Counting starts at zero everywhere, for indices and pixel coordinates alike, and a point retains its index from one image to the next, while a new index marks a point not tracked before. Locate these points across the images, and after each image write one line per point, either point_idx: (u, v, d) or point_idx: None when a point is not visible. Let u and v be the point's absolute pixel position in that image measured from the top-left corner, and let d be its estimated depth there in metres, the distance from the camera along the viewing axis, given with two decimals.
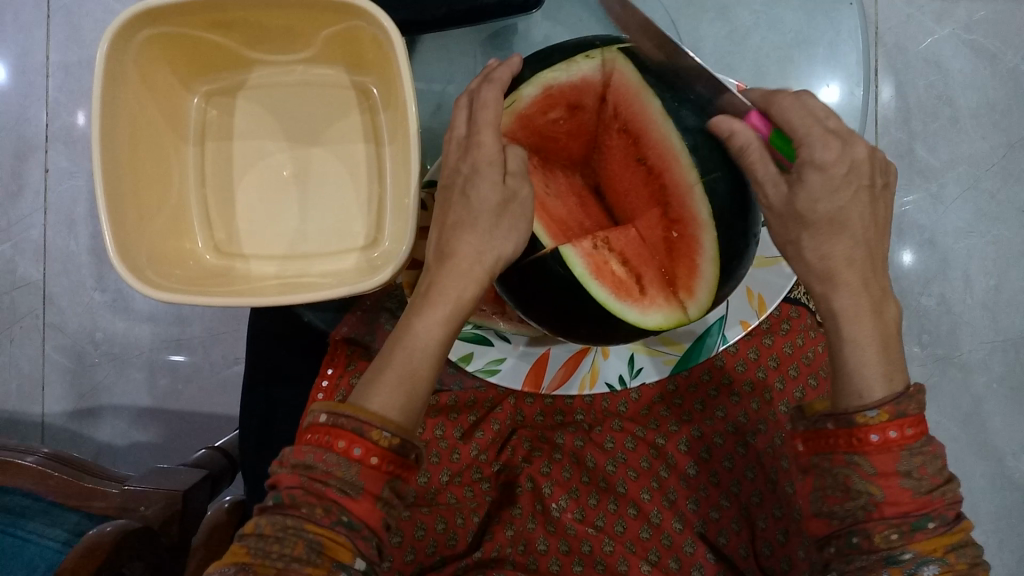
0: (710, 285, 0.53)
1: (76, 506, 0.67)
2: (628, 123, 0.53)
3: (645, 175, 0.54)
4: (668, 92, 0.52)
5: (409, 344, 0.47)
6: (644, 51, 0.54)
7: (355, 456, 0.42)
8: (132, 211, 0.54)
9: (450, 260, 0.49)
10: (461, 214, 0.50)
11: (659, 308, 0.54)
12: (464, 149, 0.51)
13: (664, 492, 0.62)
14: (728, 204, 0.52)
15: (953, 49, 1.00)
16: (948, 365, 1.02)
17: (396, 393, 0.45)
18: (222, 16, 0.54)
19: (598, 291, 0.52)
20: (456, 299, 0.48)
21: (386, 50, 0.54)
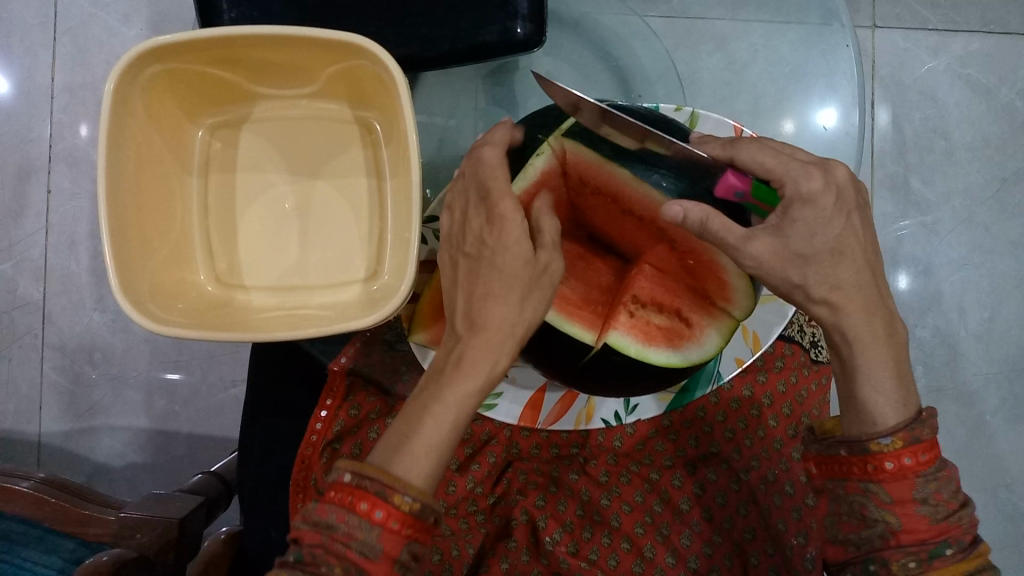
0: (744, 292, 0.56)
1: (76, 533, 0.68)
2: (601, 187, 0.56)
3: (639, 222, 0.57)
4: (623, 153, 0.55)
5: (439, 411, 0.45)
6: (581, 124, 0.55)
7: (377, 519, 0.41)
8: (135, 244, 0.54)
9: (480, 331, 0.48)
10: (490, 283, 0.49)
11: (711, 326, 0.57)
12: (486, 219, 0.51)
13: (657, 526, 0.62)
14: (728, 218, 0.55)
15: (948, 84, 1.02)
16: (944, 396, 1.03)
17: (424, 458, 0.44)
18: (230, 53, 0.55)
19: (659, 356, 0.55)
20: (487, 370, 0.47)
21: (389, 88, 0.55)
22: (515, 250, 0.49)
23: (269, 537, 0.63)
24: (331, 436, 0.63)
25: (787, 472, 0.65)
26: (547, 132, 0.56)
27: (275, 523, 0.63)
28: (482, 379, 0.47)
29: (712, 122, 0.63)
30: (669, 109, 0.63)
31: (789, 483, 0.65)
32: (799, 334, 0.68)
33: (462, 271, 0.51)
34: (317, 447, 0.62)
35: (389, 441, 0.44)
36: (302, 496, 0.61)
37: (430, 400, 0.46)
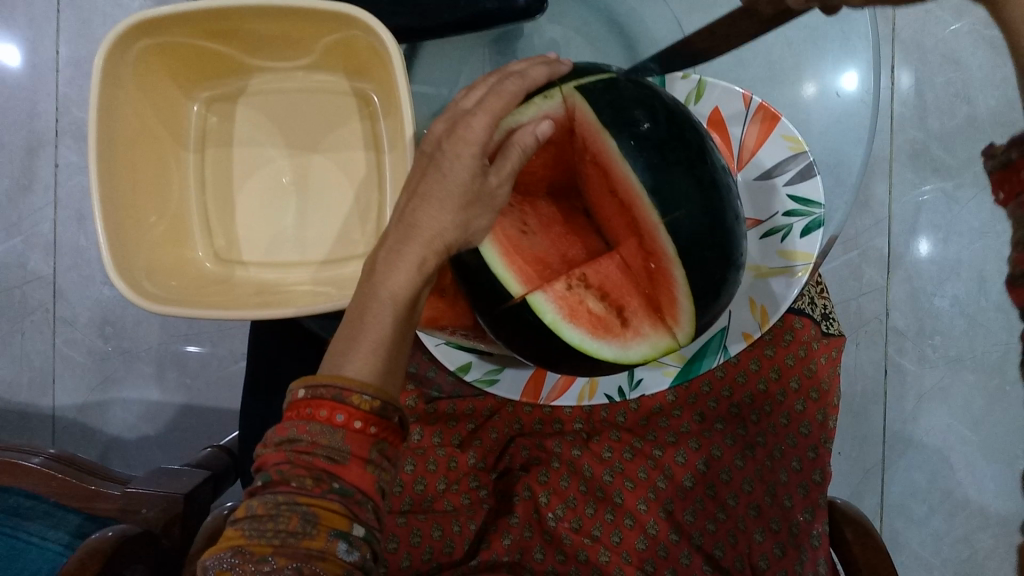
0: (690, 316, 0.49)
1: (82, 508, 0.69)
2: (594, 156, 0.49)
3: (619, 205, 0.50)
4: (625, 129, 0.47)
5: (376, 309, 0.41)
6: (601, 86, 0.49)
7: (338, 423, 0.39)
8: (130, 222, 0.54)
9: (408, 231, 0.44)
10: (430, 187, 0.45)
11: (645, 340, 0.51)
12: (450, 124, 0.46)
13: (660, 503, 0.62)
14: (700, 235, 0.47)
15: (972, 46, 0.98)
16: (961, 366, 1.01)
17: (372, 355, 0.41)
18: (219, 26, 0.54)
19: (571, 335, 0.50)
20: (418, 268, 0.43)
21: (383, 59, 0.54)
22: (465, 163, 0.45)
23: None
24: None
25: (795, 448, 0.63)
26: (564, 78, 0.50)
27: None
28: (402, 286, 0.42)
29: (720, 91, 0.61)
30: (675, 77, 0.61)
31: (796, 459, 0.63)
32: (809, 306, 0.66)
33: (416, 165, 0.47)
34: None
35: (339, 337, 0.42)
36: None
37: (369, 293, 0.42)
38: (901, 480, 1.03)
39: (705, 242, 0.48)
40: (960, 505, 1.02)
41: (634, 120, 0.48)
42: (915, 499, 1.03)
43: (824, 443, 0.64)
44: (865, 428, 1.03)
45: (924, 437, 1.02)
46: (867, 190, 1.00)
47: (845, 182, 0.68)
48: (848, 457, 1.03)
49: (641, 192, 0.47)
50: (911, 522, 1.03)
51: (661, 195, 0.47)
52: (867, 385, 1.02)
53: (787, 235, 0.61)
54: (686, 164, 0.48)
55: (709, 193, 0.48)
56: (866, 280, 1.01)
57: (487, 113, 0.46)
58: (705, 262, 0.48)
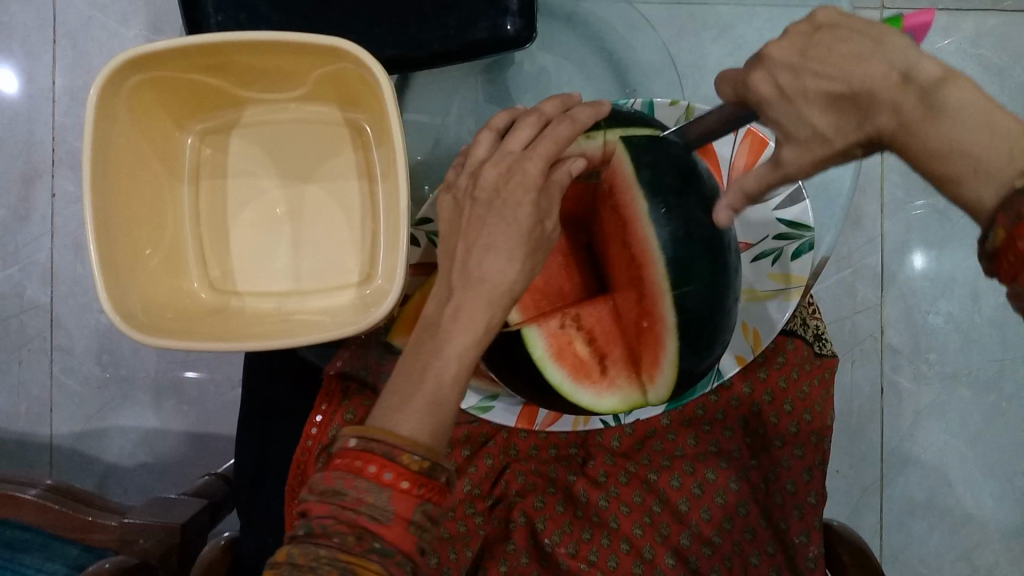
0: (669, 384, 0.52)
1: (79, 539, 0.69)
2: (618, 206, 0.50)
3: (628, 258, 0.51)
4: (661, 188, 0.48)
5: (438, 368, 0.41)
6: (646, 140, 0.50)
7: (386, 481, 0.39)
8: (125, 256, 0.54)
9: (477, 285, 0.43)
10: (495, 236, 0.44)
11: (620, 392, 0.54)
12: (504, 170, 0.46)
13: (656, 527, 0.62)
14: (698, 312, 0.49)
15: (960, 64, 0.98)
16: (958, 383, 1.01)
17: (427, 415, 0.40)
18: (215, 60, 0.54)
19: (553, 373, 0.52)
20: (486, 326, 0.43)
21: (373, 88, 0.54)
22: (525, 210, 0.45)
23: (265, 544, 0.62)
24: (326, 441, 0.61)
25: (790, 470, 0.64)
26: (610, 124, 0.51)
27: (270, 529, 0.62)
28: (475, 338, 0.43)
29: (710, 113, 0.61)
30: (663, 103, 0.61)
31: (792, 481, 0.64)
32: (802, 327, 0.67)
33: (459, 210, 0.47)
34: (313, 453, 0.61)
35: (393, 392, 0.41)
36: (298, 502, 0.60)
37: (428, 353, 0.42)
38: (900, 498, 1.02)
39: (701, 320, 0.50)
40: (960, 522, 1.02)
41: (669, 182, 0.48)
42: (915, 517, 1.02)
43: (818, 464, 0.64)
44: (863, 446, 1.02)
45: (922, 454, 1.02)
46: (858, 209, 1.01)
47: (834, 209, 0.68)
48: (846, 475, 1.03)
49: (656, 256, 0.48)
50: (911, 540, 1.03)
51: (674, 267, 0.48)
52: (864, 403, 1.02)
53: (778, 258, 0.62)
54: (705, 236, 0.49)
55: (716, 270, 0.49)
56: (860, 298, 1.01)
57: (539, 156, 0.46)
58: (694, 336, 0.50)
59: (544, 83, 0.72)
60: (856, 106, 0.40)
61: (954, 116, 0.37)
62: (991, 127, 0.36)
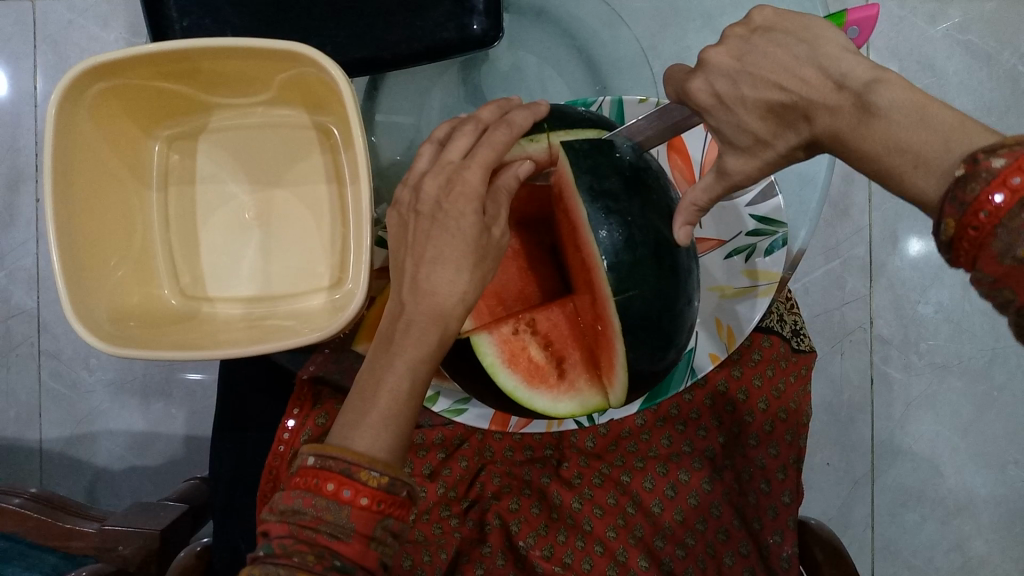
0: (624, 388, 0.51)
1: (57, 546, 0.69)
2: (567, 210, 0.50)
3: (579, 262, 0.51)
4: (604, 191, 0.48)
5: (392, 384, 0.41)
6: (589, 144, 0.49)
7: (345, 499, 0.38)
8: (91, 266, 0.54)
9: (425, 297, 0.44)
10: (440, 247, 0.45)
11: (577, 398, 0.53)
12: (444, 181, 0.46)
13: (630, 529, 0.62)
14: (647, 316, 0.48)
15: (947, 51, 0.97)
16: (948, 373, 1.01)
17: (384, 431, 0.40)
18: (177, 66, 0.54)
19: (505, 379, 0.52)
20: (438, 337, 0.43)
21: (335, 92, 0.54)
22: (469, 220, 0.45)
23: (238, 549, 0.62)
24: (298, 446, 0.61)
25: (764, 469, 0.64)
26: (553, 126, 0.51)
27: (245, 534, 0.62)
28: (427, 350, 0.43)
29: None
30: (633, 101, 0.61)
31: (766, 481, 0.64)
32: (779, 323, 0.67)
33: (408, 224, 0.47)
34: (285, 458, 0.61)
35: (352, 406, 0.41)
36: None
37: (382, 366, 0.42)
38: (892, 489, 1.02)
39: (651, 324, 0.49)
40: (952, 512, 1.02)
41: (611, 185, 0.48)
42: (907, 508, 1.02)
43: (794, 463, 0.65)
44: (853, 437, 1.02)
45: (913, 445, 1.02)
46: (845, 198, 1.00)
47: (810, 200, 0.67)
48: (837, 467, 1.02)
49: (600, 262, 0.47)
50: (903, 531, 1.02)
51: (618, 272, 0.47)
52: (854, 394, 1.02)
53: (751, 254, 0.61)
54: (649, 241, 0.48)
55: (664, 273, 0.48)
56: (848, 289, 1.01)
57: (478, 165, 0.46)
58: (646, 340, 0.49)
59: (517, 82, 0.72)
60: (796, 113, 0.41)
61: (886, 117, 0.37)
62: (923, 121, 0.36)
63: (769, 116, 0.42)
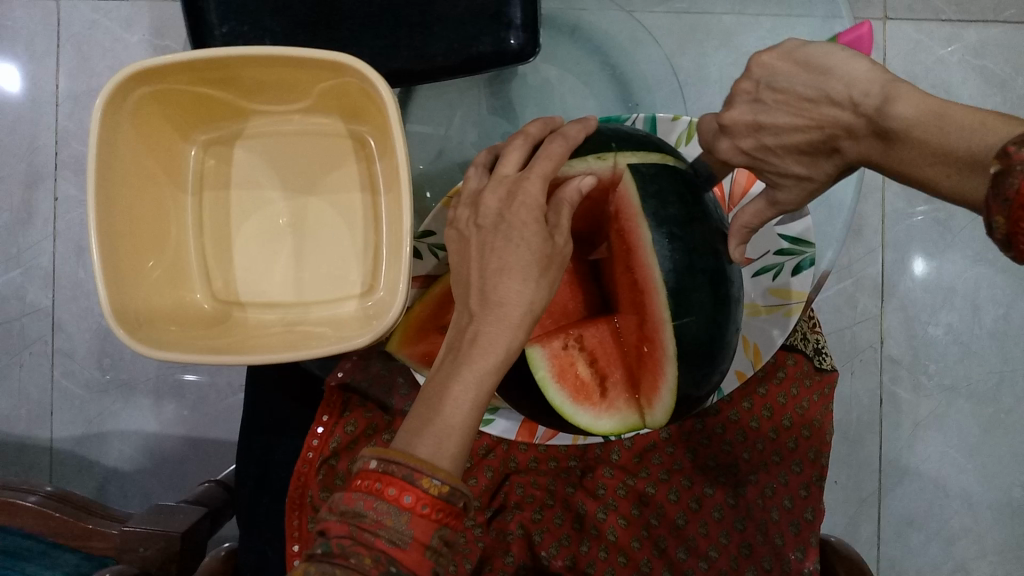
0: (668, 409, 0.53)
1: (79, 547, 0.69)
2: (623, 232, 0.51)
3: (630, 282, 0.52)
4: (666, 218, 0.50)
5: (458, 392, 0.42)
6: (654, 169, 0.51)
7: (406, 504, 0.39)
8: (128, 267, 0.54)
9: (494, 308, 0.44)
10: (505, 257, 0.45)
11: (618, 417, 0.54)
12: (504, 194, 0.48)
13: (654, 540, 0.62)
14: (699, 341, 0.50)
15: (962, 76, 0.98)
16: (956, 395, 1.02)
17: (446, 440, 0.41)
18: (221, 72, 0.54)
19: (554, 395, 0.53)
20: (504, 349, 0.44)
21: (377, 102, 0.54)
22: (533, 231, 0.46)
23: (265, 555, 0.62)
24: (327, 453, 0.62)
25: (786, 485, 0.65)
26: (620, 147, 0.52)
27: (271, 541, 0.62)
28: (495, 360, 0.43)
29: None
30: (665, 118, 0.62)
31: (787, 497, 0.64)
32: (803, 341, 0.67)
33: (472, 244, 0.48)
34: (313, 464, 0.61)
35: (414, 415, 0.42)
36: (299, 513, 0.61)
37: (449, 374, 0.43)
38: (898, 508, 1.02)
39: (704, 348, 0.51)
40: (957, 533, 1.02)
41: (669, 211, 0.50)
42: (913, 527, 1.03)
43: (817, 481, 0.65)
44: (861, 457, 1.02)
45: (921, 465, 1.02)
46: (860, 219, 1.01)
47: (835, 221, 0.68)
48: (845, 486, 1.03)
49: (660, 284, 0.49)
50: (909, 550, 1.03)
51: (676, 297, 0.49)
52: (863, 413, 1.02)
53: (778, 273, 0.62)
54: (707, 270, 0.50)
55: (717, 301, 0.51)
56: (860, 309, 1.01)
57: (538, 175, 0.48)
58: (695, 365, 0.51)
59: (549, 95, 0.72)
60: (822, 148, 0.46)
61: (907, 135, 0.42)
62: (944, 127, 0.40)
63: (800, 156, 0.48)
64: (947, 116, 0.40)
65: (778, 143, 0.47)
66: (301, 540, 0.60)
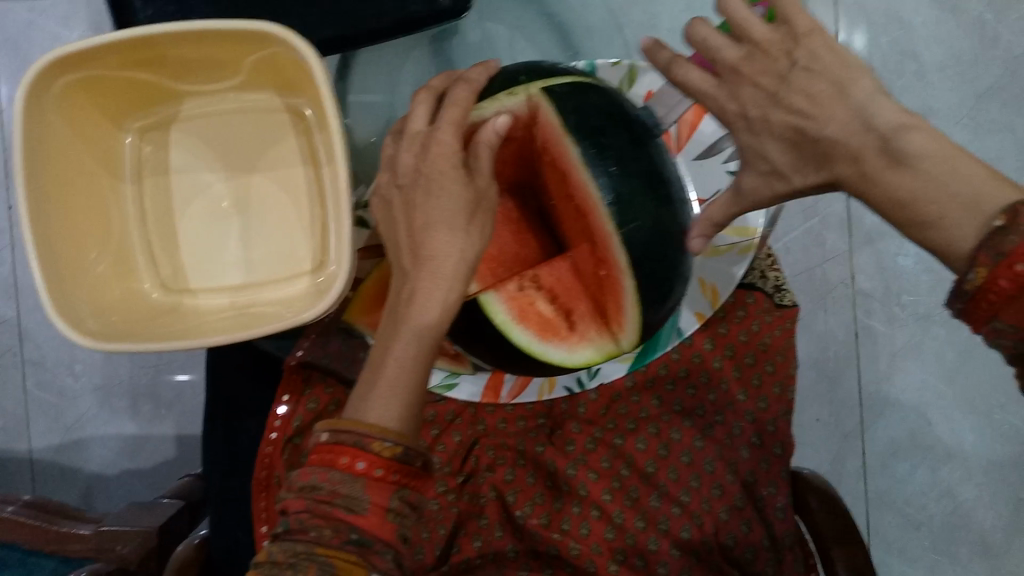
0: (636, 324, 0.53)
1: (56, 551, 0.69)
2: (555, 160, 0.50)
3: (574, 209, 0.51)
4: (594, 138, 0.49)
5: (399, 352, 0.42)
6: (568, 90, 0.51)
7: (359, 470, 0.39)
8: (67, 261, 0.53)
9: (426, 262, 0.44)
10: (430, 211, 0.45)
11: (592, 344, 0.55)
12: (418, 148, 0.47)
13: (625, 491, 0.62)
14: (649, 248, 0.50)
15: (913, 3, 0.97)
16: (931, 323, 1.02)
17: (393, 400, 0.41)
18: (145, 54, 0.53)
19: (519, 336, 0.53)
20: (442, 301, 0.43)
21: (306, 71, 0.53)
22: (454, 181, 0.45)
23: (237, 538, 0.62)
24: (291, 432, 0.61)
25: (753, 423, 0.65)
26: (530, 80, 0.52)
27: (240, 523, 0.62)
28: (433, 314, 0.43)
29: (651, 76, 0.61)
30: (606, 63, 0.61)
31: (755, 435, 0.65)
32: (761, 279, 0.68)
33: (397, 204, 0.47)
34: (277, 446, 0.61)
35: (361, 384, 0.42)
36: (266, 494, 0.60)
37: (389, 337, 0.43)
38: (881, 440, 1.03)
39: (654, 251, 0.50)
40: (942, 459, 1.03)
41: (594, 133, 0.49)
42: (898, 457, 1.04)
43: (783, 415, 0.66)
44: (841, 392, 1.03)
45: (901, 395, 1.03)
46: None
47: None
48: (827, 423, 1.03)
49: (599, 202, 0.49)
50: (895, 481, 1.04)
51: (618, 208, 0.49)
52: (839, 349, 1.03)
53: None
54: (642, 174, 0.50)
55: (657, 204, 0.50)
56: (829, 246, 1.01)
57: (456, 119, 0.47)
58: (652, 275, 0.51)
59: (490, 52, 0.71)
60: (818, 150, 0.46)
61: (914, 164, 0.42)
62: (955, 170, 0.40)
63: (790, 147, 0.48)
64: (953, 155, 0.41)
65: (779, 120, 0.47)
66: (271, 520, 0.60)
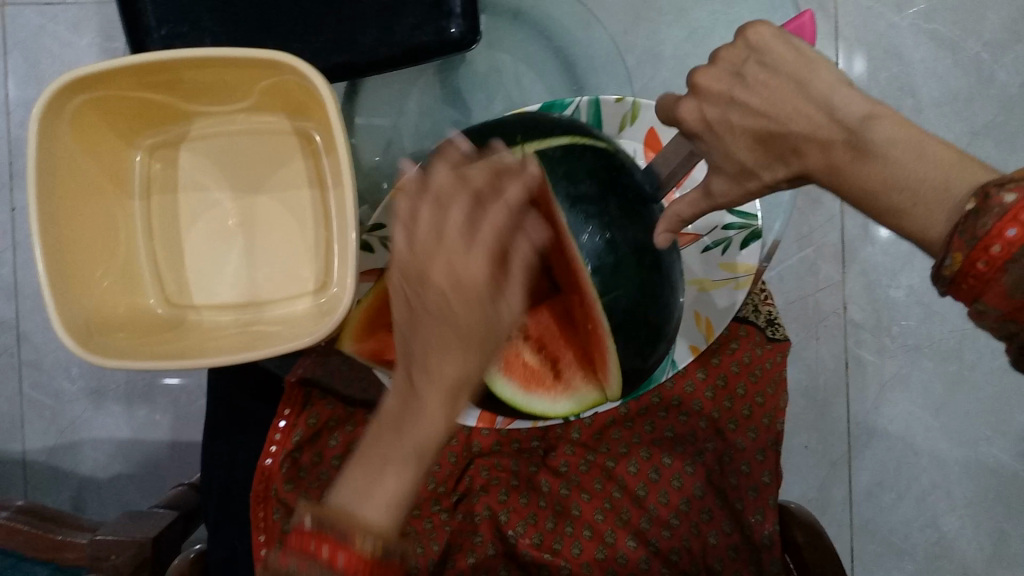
0: (616, 383, 0.53)
1: (52, 557, 0.70)
2: (546, 219, 0.51)
3: (562, 267, 0.53)
4: (590, 195, 0.49)
5: (425, 421, 0.42)
6: (562, 151, 0.51)
7: (338, 566, 0.40)
8: (76, 277, 0.54)
9: (453, 328, 0.42)
10: (453, 274, 0.42)
11: (575, 395, 0.57)
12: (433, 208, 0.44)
13: (617, 512, 0.64)
14: (630, 315, 0.51)
15: (913, 41, 0.98)
16: (920, 354, 1.03)
17: (406, 471, 0.42)
18: (161, 77, 0.54)
19: (503, 387, 0.54)
20: (473, 367, 0.42)
21: (316, 98, 0.55)
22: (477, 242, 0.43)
23: (235, 551, 0.63)
24: (290, 446, 0.62)
25: (743, 451, 0.67)
26: (526, 139, 0.52)
27: (240, 536, 0.63)
28: (465, 379, 0.42)
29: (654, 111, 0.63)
30: (609, 101, 0.63)
31: (745, 462, 0.67)
32: (754, 313, 0.70)
33: (408, 260, 0.43)
34: (277, 460, 0.61)
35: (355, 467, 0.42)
36: (264, 506, 0.61)
37: (414, 405, 0.42)
38: (870, 469, 1.04)
39: (636, 316, 0.51)
40: (928, 489, 1.04)
41: (590, 195, 0.49)
42: (884, 486, 1.05)
43: (772, 445, 0.67)
44: (831, 421, 1.04)
45: (888, 425, 1.04)
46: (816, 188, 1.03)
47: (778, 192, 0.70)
48: (816, 450, 1.04)
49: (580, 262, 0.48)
50: (883, 509, 1.05)
51: (602, 276, 0.49)
52: (829, 377, 1.04)
53: (727, 248, 0.63)
54: (629, 242, 0.50)
55: (643, 270, 0.51)
56: (822, 275, 1.03)
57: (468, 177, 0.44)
58: (633, 337, 0.52)
59: (494, 84, 0.73)
60: (785, 146, 0.46)
61: (883, 153, 0.42)
62: (921, 155, 0.41)
63: (759, 147, 0.47)
64: (911, 138, 0.42)
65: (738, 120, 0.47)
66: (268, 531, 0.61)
